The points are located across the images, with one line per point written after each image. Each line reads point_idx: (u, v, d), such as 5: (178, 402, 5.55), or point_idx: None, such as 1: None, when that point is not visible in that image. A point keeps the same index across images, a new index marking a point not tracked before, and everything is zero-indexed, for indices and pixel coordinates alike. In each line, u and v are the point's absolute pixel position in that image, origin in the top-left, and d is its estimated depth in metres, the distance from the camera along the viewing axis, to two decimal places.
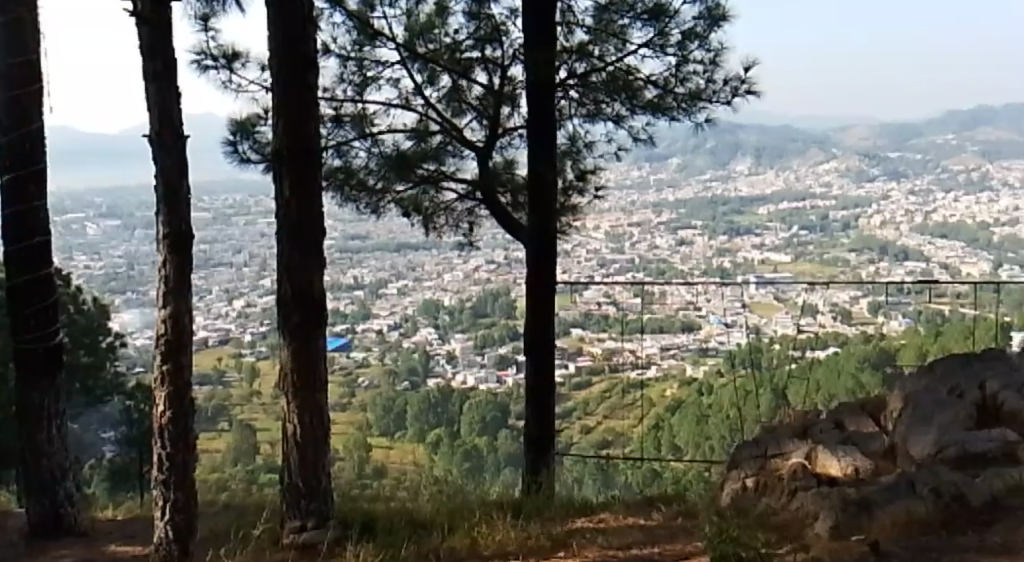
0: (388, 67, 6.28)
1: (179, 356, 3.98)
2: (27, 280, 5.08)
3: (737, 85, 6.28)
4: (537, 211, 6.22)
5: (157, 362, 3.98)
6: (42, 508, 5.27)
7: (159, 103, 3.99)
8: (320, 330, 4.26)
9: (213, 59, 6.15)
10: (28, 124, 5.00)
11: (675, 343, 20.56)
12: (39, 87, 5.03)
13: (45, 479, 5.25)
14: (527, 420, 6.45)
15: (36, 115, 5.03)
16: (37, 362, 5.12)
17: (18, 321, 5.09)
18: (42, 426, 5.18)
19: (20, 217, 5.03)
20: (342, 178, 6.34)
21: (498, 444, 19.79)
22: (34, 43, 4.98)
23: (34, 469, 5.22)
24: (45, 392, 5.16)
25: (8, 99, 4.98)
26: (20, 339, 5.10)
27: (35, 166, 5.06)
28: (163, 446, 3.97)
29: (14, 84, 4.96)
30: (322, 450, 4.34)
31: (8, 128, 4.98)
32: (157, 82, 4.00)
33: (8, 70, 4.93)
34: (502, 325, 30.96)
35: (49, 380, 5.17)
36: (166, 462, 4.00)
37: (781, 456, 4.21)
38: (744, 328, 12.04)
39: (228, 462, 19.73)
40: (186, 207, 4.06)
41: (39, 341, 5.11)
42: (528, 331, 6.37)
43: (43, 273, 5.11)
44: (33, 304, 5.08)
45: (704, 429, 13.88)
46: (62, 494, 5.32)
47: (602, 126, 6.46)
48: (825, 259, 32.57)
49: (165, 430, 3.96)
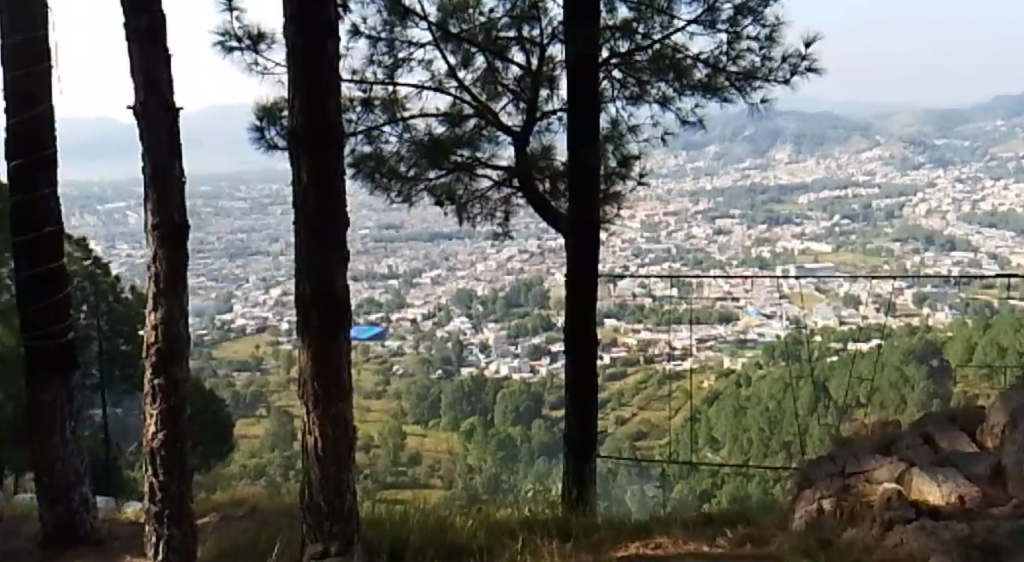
0: (421, 47, 5.81)
1: (171, 369, 3.70)
2: (33, 274, 4.63)
3: (797, 62, 5.70)
4: (578, 200, 5.74)
5: (148, 375, 3.70)
6: (56, 516, 4.79)
7: (144, 70, 3.62)
8: (343, 331, 3.78)
9: (238, 40, 5.72)
10: (38, 105, 4.57)
11: (711, 333, 20.13)
12: (48, 66, 4.60)
13: (59, 485, 4.79)
14: (568, 416, 5.95)
15: (46, 94, 4.61)
16: (50, 358, 4.67)
17: (27, 317, 4.66)
18: (55, 427, 4.72)
19: (26, 207, 4.60)
20: (372, 165, 5.92)
21: (531, 432, 19.45)
22: (42, 19, 4.55)
23: (46, 473, 4.75)
24: (59, 392, 4.70)
25: (14, 78, 4.54)
26: (32, 334, 4.66)
27: (45, 152, 4.63)
28: (156, 475, 3.72)
29: (20, 62, 4.52)
30: (346, 464, 3.88)
31: (13, 112, 4.56)
32: (142, 45, 3.61)
33: (13, 47, 4.51)
34: (536, 316, 30.63)
35: (63, 379, 4.72)
36: (159, 493, 3.73)
37: (864, 476, 3.78)
38: (781, 318, 11.72)
39: (266, 448, 19.94)
40: (180, 194, 3.70)
41: (49, 337, 4.66)
42: (569, 324, 5.88)
43: (52, 267, 4.67)
44: (43, 299, 4.65)
45: (742, 422, 13.52)
46: (77, 501, 4.85)
47: (646, 108, 5.98)
48: (868, 249, 31.87)
49: (158, 455, 3.71)
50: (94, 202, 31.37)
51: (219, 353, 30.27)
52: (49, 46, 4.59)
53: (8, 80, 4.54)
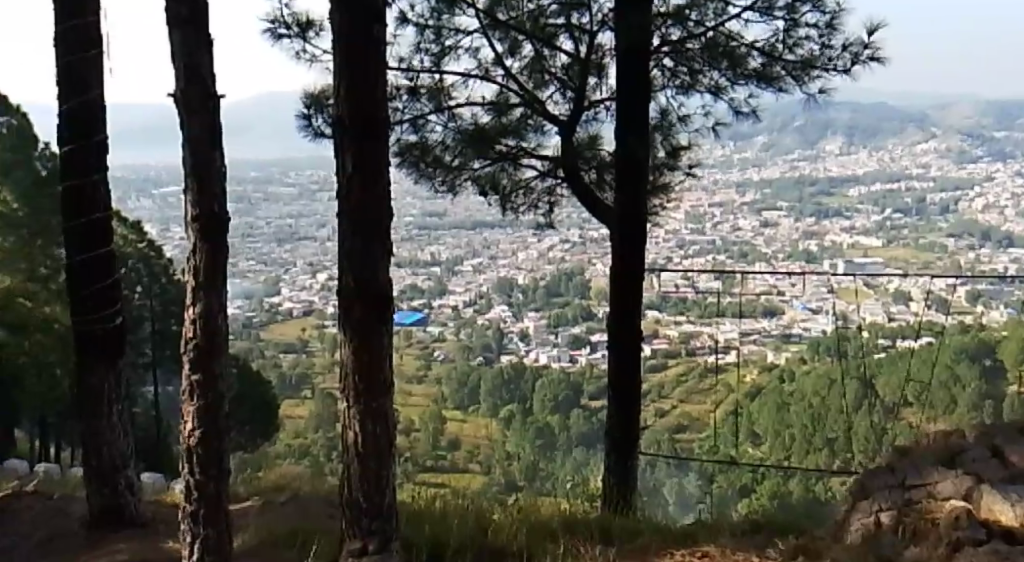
0: (468, 35, 5.67)
1: (210, 365, 3.60)
2: (83, 259, 4.53)
3: (859, 51, 5.46)
4: (625, 192, 5.58)
5: (186, 371, 3.61)
6: (102, 498, 4.65)
7: (186, 55, 3.51)
8: (385, 327, 3.63)
9: (286, 27, 5.61)
10: (88, 92, 4.48)
11: (756, 326, 19.87)
12: (98, 53, 4.50)
13: (105, 468, 4.63)
14: (611, 413, 5.76)
15: (97, 81, 4.52)
16: (98, 344, 4.55)
17: (76, 304, 4.54)
18: (102, 411, 4.59)
19: (76, 192, 4.51)
20: (418, 154, 5.80)
21: (569, 422, 19.25)
22: (93, 5, 4.46)
23: (93, 456, 4.61)
24: (107, 374, 4.58)
25: (65, 65, 4.46)
26: (80, 319, 4.54)
27: (95, 138, 4.54)
28: (192, 473, 3.63)
29: (73, 49, 4.44)
30: (386, 462, 3.71)
31: (65, 98, 4.48)
32: (185, 30, 3.51)
33: (64, 34, 4.43)
34: (576, 306, 30.46)
35: (109, 363, 4.59)
36: (196, 492, 3.65)
37: (926, 490, 3.62)
38: (830, 313, 11.46)
39: (311, 429, 20.53)
40: (220, 184, 3.59)
41: (99, 321, 4.54)
42: (613, 318, 5.70)
43: (102, 253, 4.56)
44: (92, 284, 4.53)
45: (785, 419, 13.36)
46: (123, 484, 4.69)
47: (698, 98, 5.79)
48: (921, 244, 31.28)
49: (195, 453, 3.62)
50: (149, 186, 32.00)
51: (267, 336, 30.92)
52: (101, 31, 4.50)
53: (60, 67, 4.47)
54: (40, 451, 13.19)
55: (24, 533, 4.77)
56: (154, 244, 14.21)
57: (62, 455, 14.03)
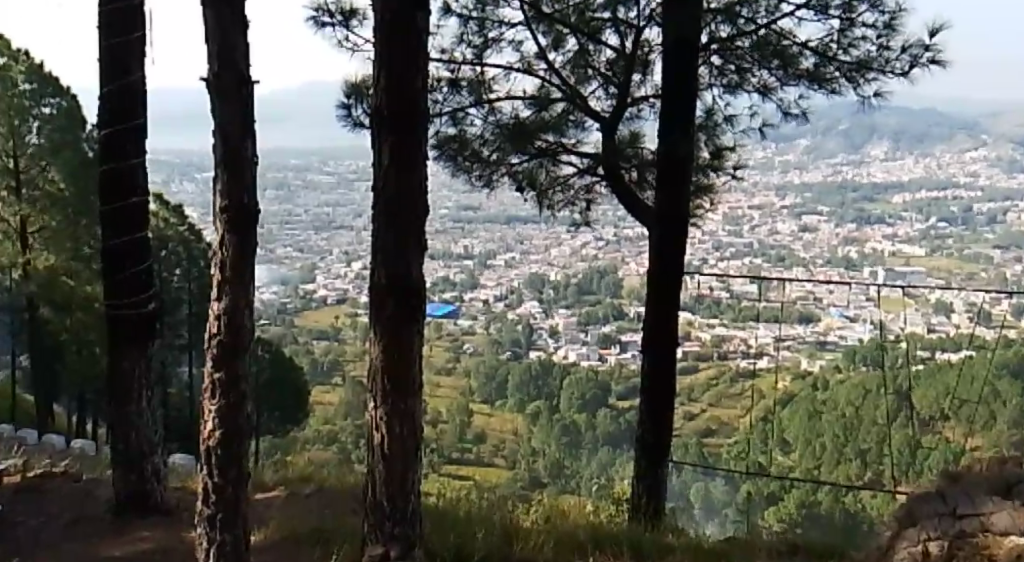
0: (511, 27, 5.51)
1: (233, 361, 3.48)
2: (118, 242, 4.41)
3: (919, 53, 5.24)
4: (666, 192, 5.37)
5: (209, 368, 3.50)
6: (128, 485, 4.51)
7: (220, 38, 3.40)
8: (417, 326, 3.48)
9: (330, 15, 5.49)
10: (129, 75, 4.36)
11: (792, 331, 19.56)
12: (141, 36, 4.39)
13: (132, 454, 4.50)
14: (643, 422, 5.55)
15: (139, 64, 4.40)
16: (130, 329, 4.43)
17: (110, 288, 4.42)
18: (132, 397, 4.47)
19: (114, 177, 4.40)
20: (456, 147, 5.66)
21: (596, 419, 19.08)
22: None
23: (120, 441, 4.48)
24: (138, 359, 4.46)
25: (107, 48, 4.35)
26: (112, 304, 4.43)
27: (135, 122, 4.42)
28: (210, 475, 3.51)
29: (119, 31, 4.33)
30: (412, 465, 3.56)
31: (105, 81, 4.36)
32: (219, 10, 3.40)
33: (106, 17, 4.32)
34: (607, 303, 30.24)
35: (141, 348, 4.47)
36: (214, 494, 3.53)
37: (981, 521, 3.43)
38: (869, 322, 11.18)
39: (340, 415, 20.64)
40: (251, 174, 3.47)
41: (132, 307, 4.42)
42: (649, 324, 5.50)
43: (136, 238, 4.43)
44: (125, 269, 4.41)
45: (816, 427, 13.17)
46: (150, 471, 4.55)
47: (745, 98, 5.59)
48: (965, 254, 30.69)
49: (214, 454, 3.50)
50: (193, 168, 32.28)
51: (301, 322, 31.22)
52: (144, 16, 4.39)
53: (102, 49, 4.36)
54: (77, 428, 13.39)
55: (51, 514, 4.64)
56: (194, 227, 14.25)
57: (98, 432, 14.24)
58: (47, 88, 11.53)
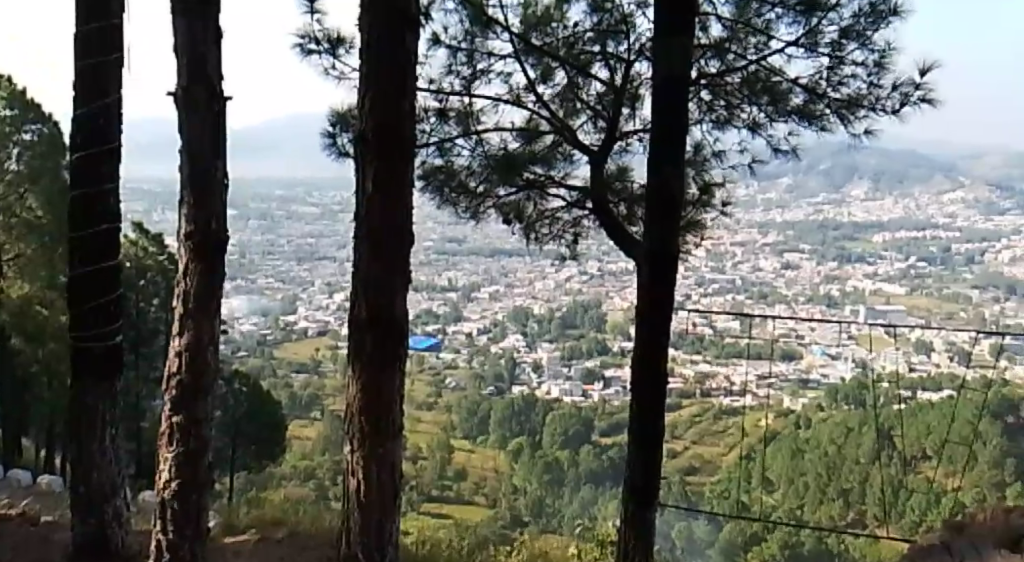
0: (500, 59, 5.36)
1: (193, 402, 3.69)
2: (86, 272, 4.21)
3: (910, 91, 5.12)
4: (653, 226, 5.14)
5: (168, 410, 3.72)
6: (87, 530, 4.27)
7: (190, 53, 3.63)
8: (399, 362, 3.30)
9: (317, 42, 5.33)
10: (106, 96, 4.19)
11: (776, 368, 19.33)
12: (119, 57, 4.22)
13: (95, 496, 4.28)
14: (632, 470, 5.31)
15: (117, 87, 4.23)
16: (99, 362, 4.23)
17: (77, 318, 4.21)
18: (95, 434, 4.25)
19: (85, 201, 4.21)
20: (443, 177, 5.55)
21: (578, 455, 18.78)
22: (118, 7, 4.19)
23: (82, 482, 4.27)
24: (101, 393, 4.25)
25: (85, 69, 4.17)
26: (80, 335, 4.21)
27: (113, 144, 4.25)
28: (165, 532, 3.73)
29: (94, 51, 4.15)
30: (389, 512, 3.36)
31: (79, 102, 4.19)
32: (190, 19, 3.64)
33: (84, 37, 4.16)
34: (590, 338, 29.97)
35: (109, 383, 4.27)
36: (166, 552, 3.75)
37: None
38: (853, 360, 10.99)
39: (319, 449, 20.36)
40: (219, 194, 3.71)
41: (103, 339, 4.22)
42: (637, 368, 5.29)
43: (110, 264, 4.25)
44: (95, 301, 4.21)
45: (801, 467, 12.98)
46: (112, 512, 4.32)
47: (735, 133, 5.46)
48: (946, 294, 30.68)
49: (168, 505, 3.71)
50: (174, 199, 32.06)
51: (281, 353, 31.00)
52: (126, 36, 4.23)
53: (79, 70, 4.17)
54: (47, 462, 13.09)
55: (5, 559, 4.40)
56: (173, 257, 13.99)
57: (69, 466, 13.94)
58: (28, 113, 11.23)
